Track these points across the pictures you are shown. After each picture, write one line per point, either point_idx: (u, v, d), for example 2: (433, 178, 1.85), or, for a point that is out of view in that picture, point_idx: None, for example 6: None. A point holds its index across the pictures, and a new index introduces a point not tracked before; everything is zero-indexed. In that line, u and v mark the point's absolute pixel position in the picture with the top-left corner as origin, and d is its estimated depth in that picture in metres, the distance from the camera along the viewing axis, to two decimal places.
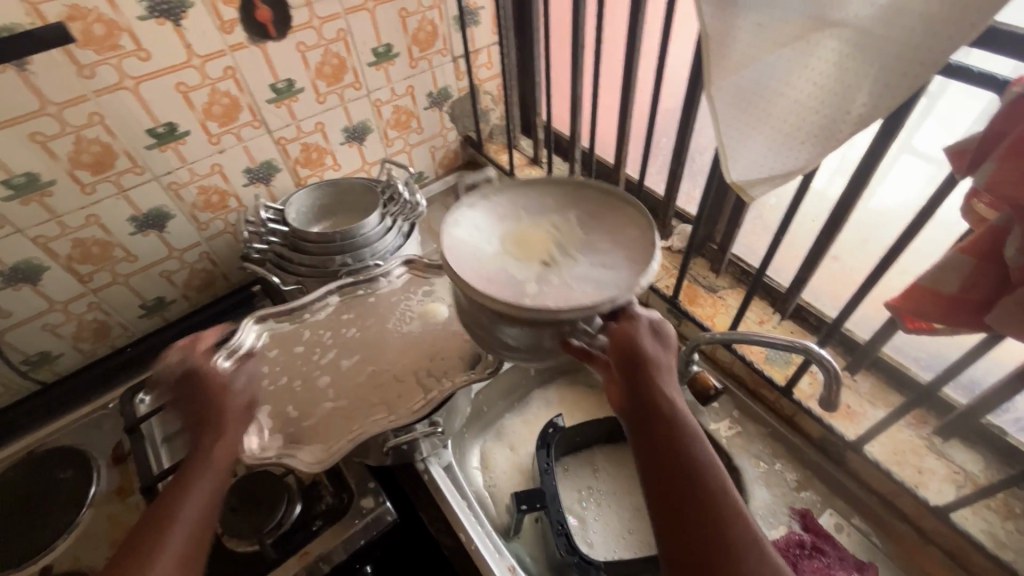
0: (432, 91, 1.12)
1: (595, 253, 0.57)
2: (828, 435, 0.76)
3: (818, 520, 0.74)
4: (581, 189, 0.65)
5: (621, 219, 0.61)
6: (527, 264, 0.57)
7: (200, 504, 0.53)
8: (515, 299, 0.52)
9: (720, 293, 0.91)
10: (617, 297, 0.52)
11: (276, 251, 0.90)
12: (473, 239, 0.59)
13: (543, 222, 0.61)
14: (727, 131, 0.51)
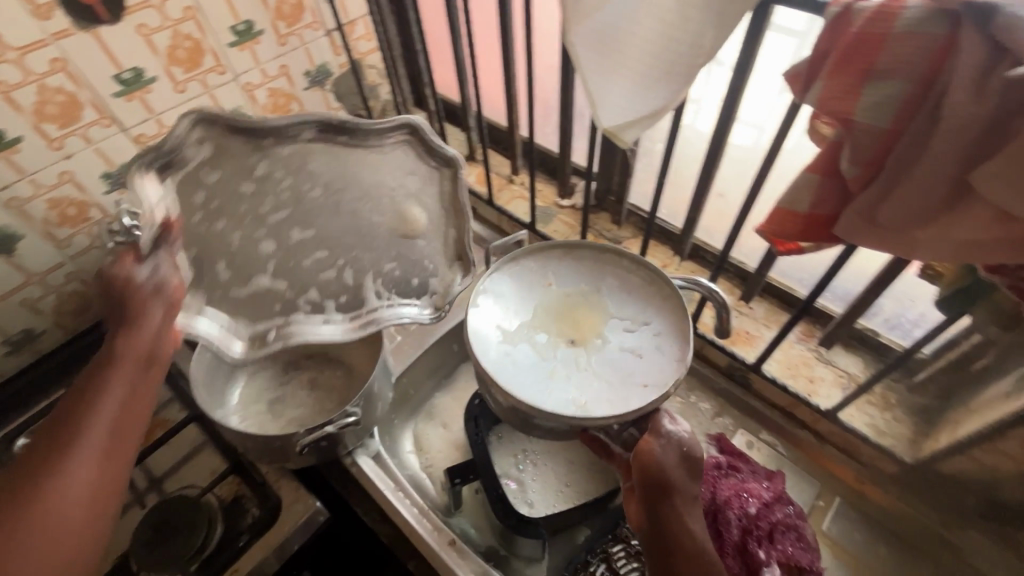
0: (309, 70, 1.05)
1: (623, 338, 0.63)
2: (732, 361, 0.81)
3: (732, 441, 0.80)
4: (617, 259, 0.68)
5: (645, 295, 0.66)
6: (553, 344, 0.63)
7: (121, 396, 0.47)
8: (538, 392, 0.58)
9: (625, 243, 0.93)
10: (644, 400, 0.57)
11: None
12: (501, 315, 0.64)
13: (583, 292, 0.67)
14: (591, 77, 0.51)
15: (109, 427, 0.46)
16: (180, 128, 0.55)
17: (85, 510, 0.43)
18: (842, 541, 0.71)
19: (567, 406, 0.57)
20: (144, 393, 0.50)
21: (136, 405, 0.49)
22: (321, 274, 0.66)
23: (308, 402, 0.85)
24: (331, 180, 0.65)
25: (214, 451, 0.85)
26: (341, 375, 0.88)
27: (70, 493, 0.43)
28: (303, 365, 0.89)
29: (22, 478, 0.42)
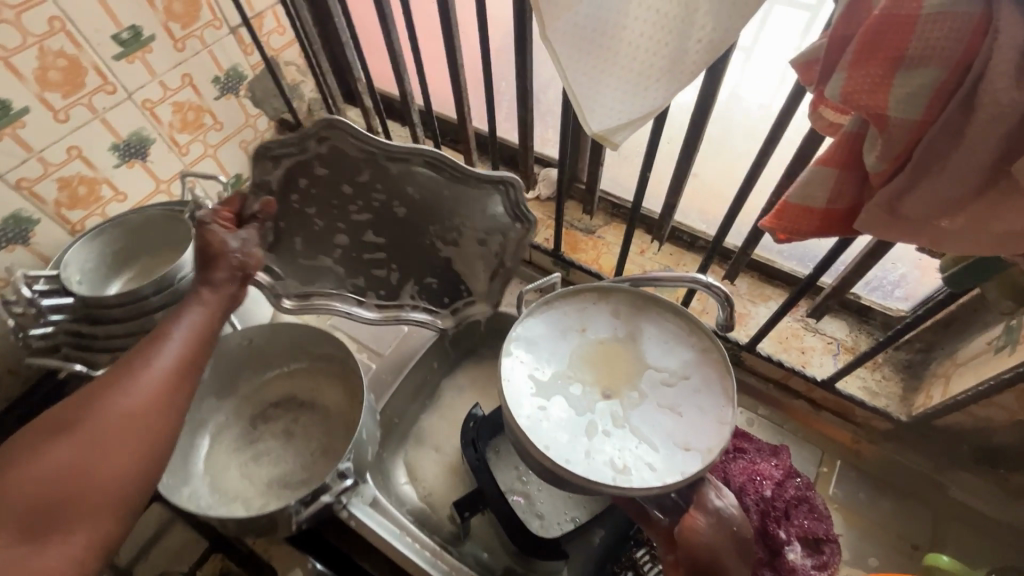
0: (218, 76, 0.91)
1: (664, 391, 0.59)
2: (724, 342, 0.80)
3: (734, 422, 0.79)
4: (652, 302, 0.64)
5: (687, 342, 0.62)
6: (590, 395, 0.59)
7: (194, 330, 0.56)
8: (576, 455, 0.55)
9: (598, 232, 0.90)
10: (689, 467, 0.54)
11: (72, 328, 0.70)
12: (533, 365, 0.60)
13: (621, 338, 0.62)
14: (576, 77, 0.45)
15: (175, 362, 0.53)
16: (314, 128, 0.67)
17: (134, 429, 0.48)
18: (850, 504, 0.73)
19: (605, 472, 0.54)
20: (203, 339, 0.56)
21: (195, 346, 0.55)
22: (373, 271, 0.76)
23: (285, 457, 0.76)
24: (416, 206, 0.70)
25: (186, 527, 0.76)
26: (317, 419, 0.80)
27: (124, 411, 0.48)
28: (272, 414, 0.80)
29: (89, 396, 0.49)
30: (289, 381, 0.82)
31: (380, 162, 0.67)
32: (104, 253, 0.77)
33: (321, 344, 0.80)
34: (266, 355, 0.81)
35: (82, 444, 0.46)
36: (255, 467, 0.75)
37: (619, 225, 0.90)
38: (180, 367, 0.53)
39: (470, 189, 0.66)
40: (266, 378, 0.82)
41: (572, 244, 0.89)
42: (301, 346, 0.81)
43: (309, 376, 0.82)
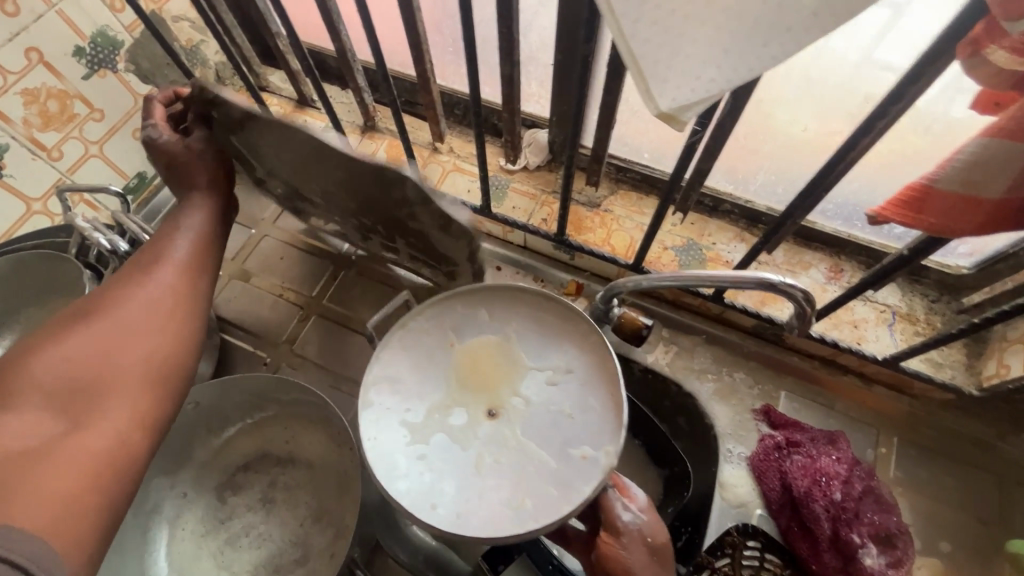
0: (81, 45, 0.67)
1: (548, 395, 0.51)
2: (766, 323, 0.69)
3: (780, 409, 0.70)
4: (518, 294, 0.55)
5: (562, 330, 0.53)
6: (471, 426, 0.50)
7: (195, 229, 0.56)
8: (468, 507, 0.47)
9: (605, 205, 0.75)
10: (589, 484, 0.46)
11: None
12: (400, 411, 0.50)
13: (492, 343, 0.53)
14: (637, 31, 0.29)
15: (183, 261, 0.53)
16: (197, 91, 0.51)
17: (162, 316, 0.50)
18: (912, 485, 0.67)
19: (505, 515, 0.46)
20: (205, 244, 0.56)
21: (205, 243, 0.56)
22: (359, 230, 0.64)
23: (267, 533, 0.62)
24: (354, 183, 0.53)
25: None
26: (299, 479, 0.65)
27: (152, 293, 0.50)
28: (242, 481, 0.65)
29: (120, 283, 0.51)
30: (256, 436, 0.67)
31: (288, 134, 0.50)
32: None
33: (290, 391, 0.64)
34: (220, 410, 0.65)
35: (109, 330, 0.47)
36: (234, 552, 0.61)
37: (627, 194, 0.76)
38: (194, 264, 0.54)
39: (387, 170, 0.48)
40: (226, 437, 0.66)
41: (576, 223, 0.75)
42: (263, 395, 0.65)
43: (281, 426, 0.67)
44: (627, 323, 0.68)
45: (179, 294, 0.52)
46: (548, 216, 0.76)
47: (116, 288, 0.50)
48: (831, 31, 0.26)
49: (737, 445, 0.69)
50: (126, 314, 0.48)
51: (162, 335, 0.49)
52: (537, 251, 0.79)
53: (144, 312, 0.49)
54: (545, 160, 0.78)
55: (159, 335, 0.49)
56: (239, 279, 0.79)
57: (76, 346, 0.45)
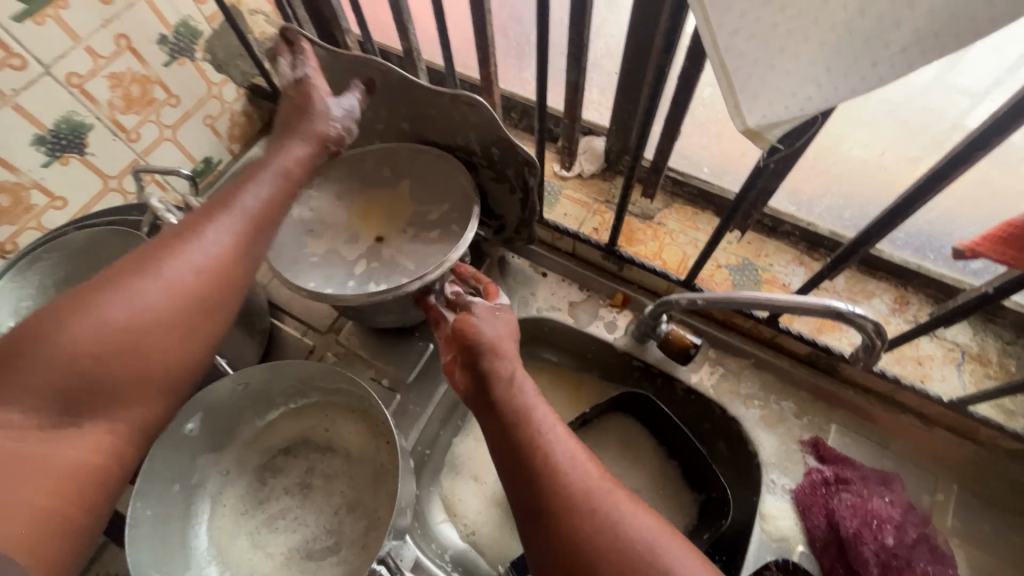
0: (164, 34, 0.71)
1: (422, 222, 0.66)
2: (822, 352, 0.67)
3: (830, 443, 0.67)
4: (419, 155, 0.69)
5: (440, 178, 0.68)
6: (359, 240, 0.66)
7: (270, 187, 0.49)
8: (341, 281, 0.62)
9: (658, 218, 0.74)
10: (427, 275, 0.59)
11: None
12: (309, 228, 0.67)
13: (389, 189, 0.69)
14: (731, 42, 0.28)
15: (251, 223, 0.47)
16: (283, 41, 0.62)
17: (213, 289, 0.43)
18: (972, 537, 0.63)
19: (361, 289, 0.61)
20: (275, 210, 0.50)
21: (274, 208, 0.50)
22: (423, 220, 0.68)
23: (302, 518, 0.64)
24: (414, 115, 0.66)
25: None
26: (337, 468, 0.66)
27: (205, 260, 0.43)
28: (282, 464, 0.67)
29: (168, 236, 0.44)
30: (298, 421, 0.68)
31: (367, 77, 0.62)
32: (43, 286, 0.61)
33: (334, 381, 0.65)
34: (265, 394, 0.66)
35: (140, 306, 0.40)
36: (270, 533, 0.62)
37: (682, 208, 0.74)
38: (263, 223, 0.48)
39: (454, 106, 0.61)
40: (269, 420, 0.68)
41: (628, 235, 0.74)
42: (308, 383, 0.66)
43: (322, 413, 0.68)
44: (674, 341, 0.67)
45: (235, 264, 0.45)
46: (600, 225, 0.75)
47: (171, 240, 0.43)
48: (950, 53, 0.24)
49: (781, 476, 0.66)
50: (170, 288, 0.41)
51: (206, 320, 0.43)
52: (585, 259, 0.79)
53: (197, 284, 0.42)
54: (600, 169, 0.77)
55: (207, 321, 0.43)
56: None
57: (108, 328, 0.38)
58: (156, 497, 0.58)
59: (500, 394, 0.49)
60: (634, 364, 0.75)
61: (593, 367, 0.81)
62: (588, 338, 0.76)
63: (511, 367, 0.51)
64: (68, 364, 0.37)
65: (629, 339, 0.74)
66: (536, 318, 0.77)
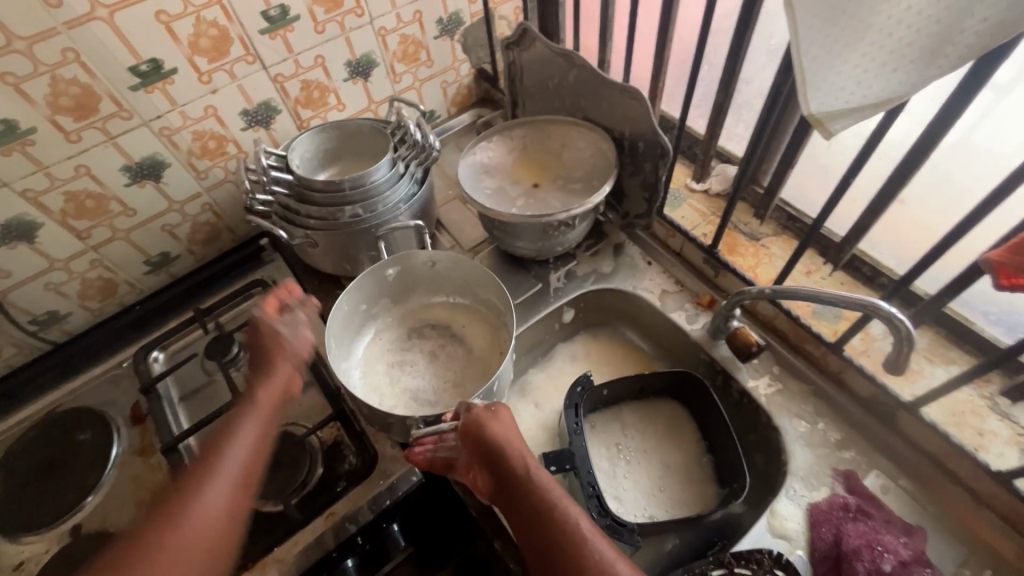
0: (442, 18, 1.01)
1: (571, 181, 0.87)
2: (881, 393, 0.71)
3: (863, 481, 0.70)
4: (575, 128, 0.89)
5: (590, 147, 0.88)
6: (520, 183, 0.89)
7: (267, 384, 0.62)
8: (507, 207, 0.85)
9: (763, 240, 0.85)
10: (573, 210, 0.79)
11: (284, 203, 0.83)
12: (484, 165, 0.90)
13: (548, 151, 0.91)
14: (808, 49, 0.42)
15: (276, 382, 0.63)
16: (517, 32, 0.89)
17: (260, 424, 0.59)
18: None
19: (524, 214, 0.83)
20: (281, 409, 0.62)
21: (278, 333, 0.66)
22: (571, 179, 0.87)
23: (423, 373, 0.85)
24: (585, 98, 0.86)
25: (317, 393, 0.88)
26: (460, 352, 0.86)
27: (250, 442, 0.57)
28: (421, 332, 0.89)
29: (211, 443, 0.56)
30: (449, 312, 0.91)
31: (565, 68, 0.85)
32: (318, 149, 0.91)
33: (488, 291, 0.86)
34: (440, 281, 0.89)
35: (228, 472, 0.54)
36: (398, 371, 0.85)
37: (788, 240, 0.84)
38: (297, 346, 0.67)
39: (621, 100, 0.80)
40: (431, 301, 0.92)
41: (731, 246, 0.85)
42: (470, 286, 0.88)
43: (468, 312, 0.90)
44: (740, 337, 0.77)
45: (265, 446, 0.58)
46: (710, 232, 0.88)
47: (220, 444, 0.55)
48: (951, 70, 0.37)
49: (804, 488, 0.71)
50: (220, 476, 0.53)
51: (234, 537, 0.52)
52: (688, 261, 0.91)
53: (246, 465, 0.55)
54: (725, 191, 0.90)
55: (251, 479, 0.55)
56: (460, 201, 1.07)
57: (214, 499, 0.51)
58: (353, 303, 0.83)
59: (528, 493, 0.61)
60: (700, 356, 0.85)
61: (665, 355, 0.93)
62: (669, 323, 0.88)
63: (523, 456, 0.63)
64: (170, 551, 0.48)
65: (703, 333, 0.85)
66: (630, 292, 0.91)
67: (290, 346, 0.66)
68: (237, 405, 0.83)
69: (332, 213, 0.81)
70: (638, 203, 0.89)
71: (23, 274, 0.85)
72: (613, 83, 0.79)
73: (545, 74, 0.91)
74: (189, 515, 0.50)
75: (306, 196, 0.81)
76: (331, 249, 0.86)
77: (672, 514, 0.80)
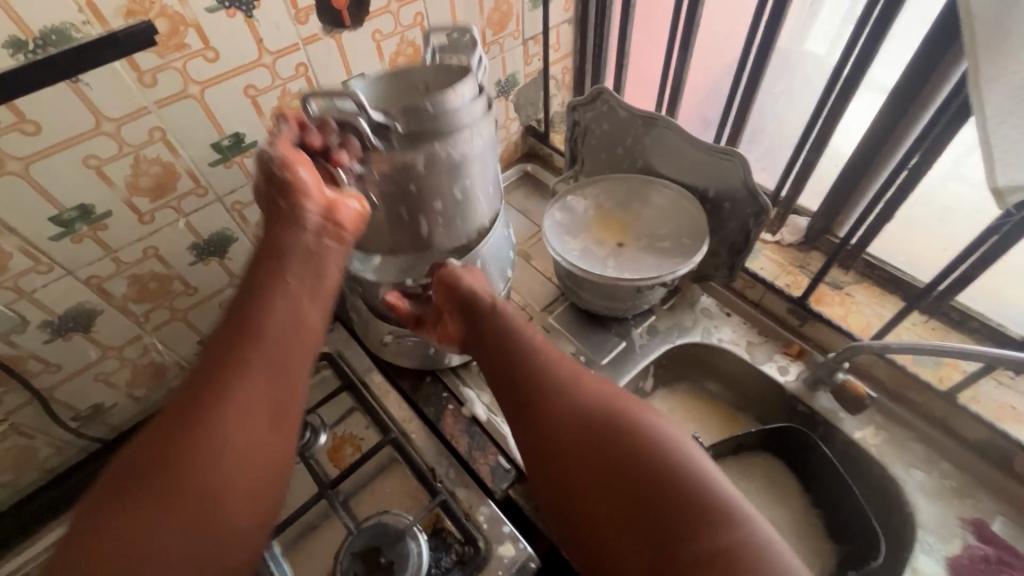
0: (500, 79, 1.01)
1: (657, 241, 0.87)
2: (999, 438, 0.72)
3: (993, 529, 0.71)
4: (650, 185, 0.90)
5: (671, 205, 0.89)
6: (605, 244, 0.88)
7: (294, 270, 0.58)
8: (602, 269, 0.84)
9: (847, 289, 0.87)
10: (677, 272, 0.79)
11: (385, 158, 0.58)
12: (568, 225, 0.90)
13: (623, 211, 0.91)
14: (999, 130, 0.45)
15: (302, 253, 0.58)
16: (589, 93, 0.89)
17: (286, 337, 0.55)
18: None
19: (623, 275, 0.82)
20: (309, 275, 0.58)
21: (310, 248, 0.59)
22: (656, 240, 0.88)
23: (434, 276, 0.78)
24: (661, 157, 0.88)
25: (406, 476, 0.82)
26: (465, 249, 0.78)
27: (282, 304, 0.56)
28: None
29: (233, 326, 0.55)
30: None
31: (643, 130, 0.86)
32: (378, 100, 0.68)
33: None
34: None
35: (246, 391, 0.51)
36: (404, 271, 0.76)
37: (871, 287, 0.86)
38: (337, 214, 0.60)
39: (710, 160, 0.81)
40: None
41: (817, 296, 0.87)
42: None
43: None
44: (850, 389, 0.77)
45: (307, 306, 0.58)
46: (792, 282, 0.89)
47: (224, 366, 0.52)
48: None
49: (938, 541, 0.70)
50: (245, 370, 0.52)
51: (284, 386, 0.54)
52: (768, 311, 0.92)
53: (285, 322, 0.56)
54: (798, 241, 0.93)
55: (283, 367, 0.54)
56: (522, 259, 1.06)
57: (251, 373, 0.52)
58: None
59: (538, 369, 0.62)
60: (797, 408, 0.84)
61: (751, 406, 0.92)
62: (760, 375, 0.87)
63: (494, 300, 0.69)
64: (208, 450, 0.48)
65: (800, 384, 0.84)
66: (714, 345, 0.90)
67: (312, 194, 0.59)
68: (325, 498, 0.76)
69: (444, 149, 0.59)
70: (717, 254, 0.89)
71: (72, 367, 0.77)
72: (701, 145, 0.80)
73: (614, 134, 0.91)
74: (204, 411, 0.50)
75: (407, 138, 0.57)
76: (452, 201, 0.65)
77: None
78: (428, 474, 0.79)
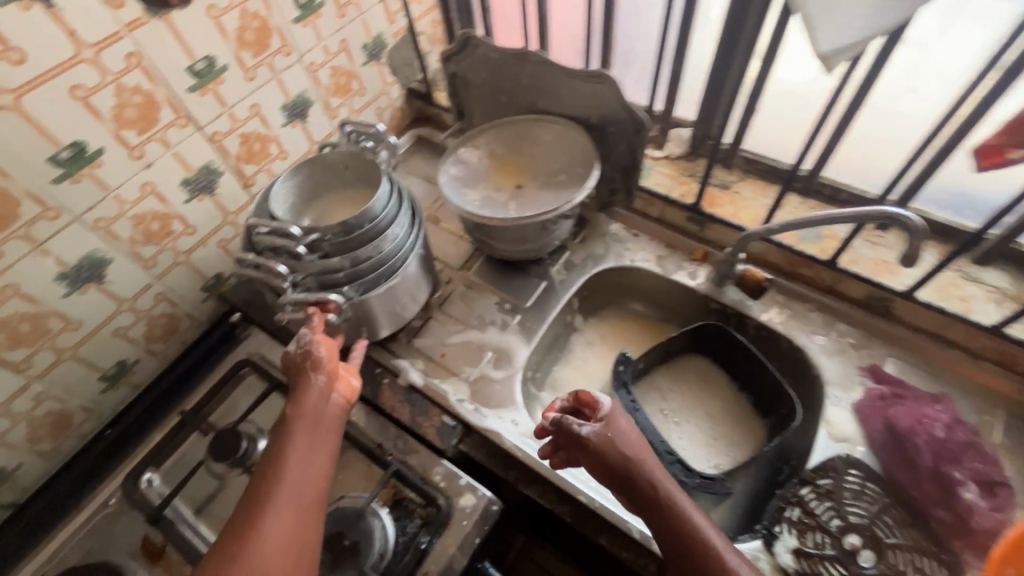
0: (367, 42, 0.97)
1: (554, 177, 0.88)
2: (877, 289, 0.80)
3: (886, 369, 0.79)
4: (536, 124, 0.91)
5: (560, 139, 0.90)
6: (504, 189, 0.89)
7: (307, 437, 0.60)
8: (503, 212, 0.85)
9: (734, 187, 0.92)
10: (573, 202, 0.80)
11: (317, 269, 0.73)
12: (464, 175, 0.90)
13: (516, 155, 0.92)
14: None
15: (319, 413, 0.63)
16: (455, 41, 0.88)
17: (306, 499, 0.56)
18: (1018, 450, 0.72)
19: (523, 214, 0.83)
20: (325, 433, 0.62)
21: (327, 408, 0.64)
22: (552, 176, 0.89)
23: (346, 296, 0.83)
24: (540, 92, 0.88)
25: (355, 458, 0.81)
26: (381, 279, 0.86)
27: (302, 454, 0.58)
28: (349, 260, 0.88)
29: (263, 470, 0.57)
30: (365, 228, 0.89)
31: (517, 68, 0.86)
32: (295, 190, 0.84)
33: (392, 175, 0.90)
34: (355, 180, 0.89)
35: (273, 540, 0.51)
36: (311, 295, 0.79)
37: (754, 181, 0.92)
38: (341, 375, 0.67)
39: (585, 86, 0.82)
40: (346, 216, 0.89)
41: (710, 199, 0.92)
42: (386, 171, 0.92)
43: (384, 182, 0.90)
44: (749, 277, 0.83)
45: (324, 470, 0.59)
46: (686, 192, 0.93)
47: (254, 514, 0.53)
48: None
49: (843, 392, 0.78)
50: (277, 524, 0.53)
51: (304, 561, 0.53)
52: (670, 224, 0.96)
53: (307, 485, 0.57)
54: (685, 152, 0.97)
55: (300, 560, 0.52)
56: (431, 223, 1.04)
57: (277, 528, 0.52)
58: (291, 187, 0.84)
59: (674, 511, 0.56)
60: (711, 306, 0.90)
61: (672, 316, 0.97)
62: (673, 284, 0.92)
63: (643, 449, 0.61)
64: None
65: (708, 284, 0.89)
66: (627, 265, 0.94)
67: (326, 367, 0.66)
68: None
69: (371, 251, 0.75)
70: (614, 178, 0.92)
71: None
72: (573, 73, 0.81)
73: (490, 78, 0.90)
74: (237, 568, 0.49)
75: (339, 248, 0.73)
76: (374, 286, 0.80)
77: (733, 458, 0.84)
78: (377, 450, 0.78)
